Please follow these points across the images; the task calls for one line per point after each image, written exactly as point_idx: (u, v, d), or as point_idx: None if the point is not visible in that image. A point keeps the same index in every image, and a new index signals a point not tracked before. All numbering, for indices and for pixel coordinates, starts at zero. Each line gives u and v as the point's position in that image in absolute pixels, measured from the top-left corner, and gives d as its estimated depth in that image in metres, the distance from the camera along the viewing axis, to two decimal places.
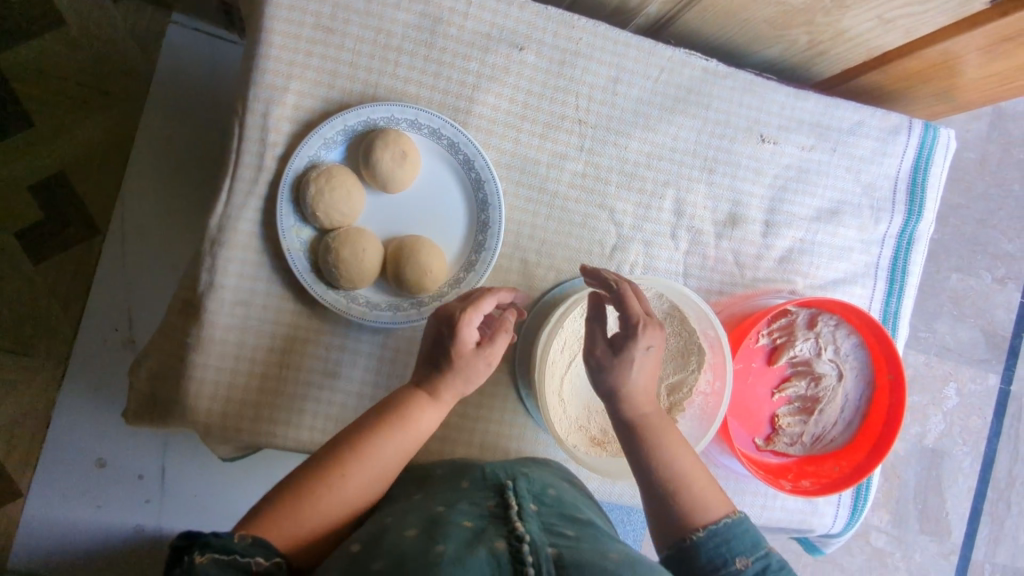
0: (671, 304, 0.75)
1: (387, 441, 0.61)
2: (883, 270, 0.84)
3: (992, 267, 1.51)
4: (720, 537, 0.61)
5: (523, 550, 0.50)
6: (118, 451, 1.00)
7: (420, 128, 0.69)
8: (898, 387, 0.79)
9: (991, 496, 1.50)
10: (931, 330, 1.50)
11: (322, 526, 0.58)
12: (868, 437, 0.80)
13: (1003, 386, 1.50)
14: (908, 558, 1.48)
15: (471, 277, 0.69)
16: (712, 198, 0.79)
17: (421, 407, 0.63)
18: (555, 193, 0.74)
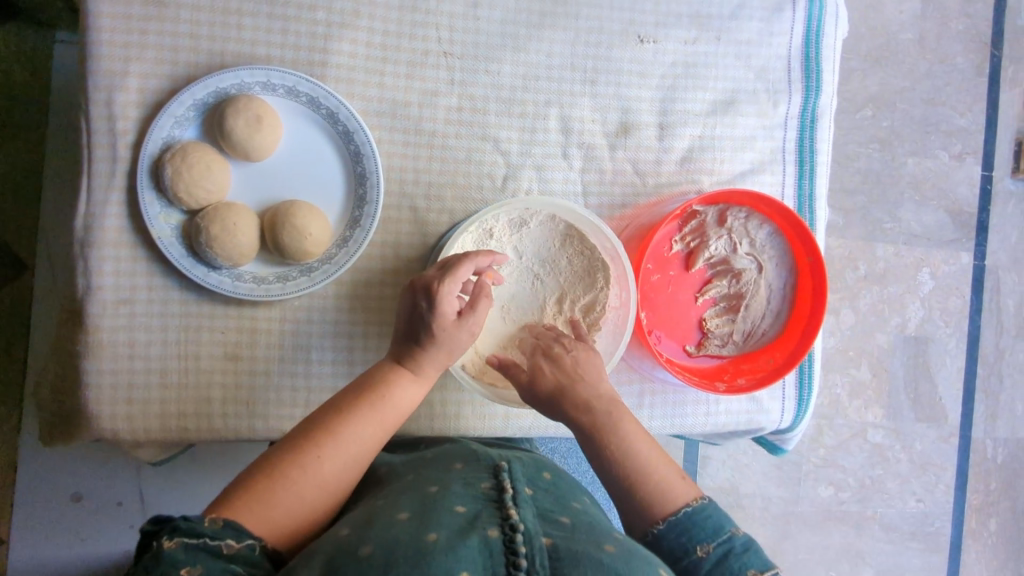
0: (566, 224, 0.70)
1: (363, 418, 0.61)
2: (791, 153, 0.81)
3: (947, 145, 1.52)
4: (681, 527, 0.58)
5: (517, 539, 0.51)
6: (93, 484, 1.05)
7: (275, 89, 0.67)
8: (820, 268, 0.75)
9: (981, 373, 1.54)
10: (898, 219, 1.49)
11: (297, 508, 0.56)
12: (799, 324, 0.77)
13: (977, 262, 1.53)
14: (909, 448, 1.50)
15: (357, 234, 0.69)
16: (600, 109, 0.76)
17: (398, 384, 0.64)
18: (433, 132, 0.72)
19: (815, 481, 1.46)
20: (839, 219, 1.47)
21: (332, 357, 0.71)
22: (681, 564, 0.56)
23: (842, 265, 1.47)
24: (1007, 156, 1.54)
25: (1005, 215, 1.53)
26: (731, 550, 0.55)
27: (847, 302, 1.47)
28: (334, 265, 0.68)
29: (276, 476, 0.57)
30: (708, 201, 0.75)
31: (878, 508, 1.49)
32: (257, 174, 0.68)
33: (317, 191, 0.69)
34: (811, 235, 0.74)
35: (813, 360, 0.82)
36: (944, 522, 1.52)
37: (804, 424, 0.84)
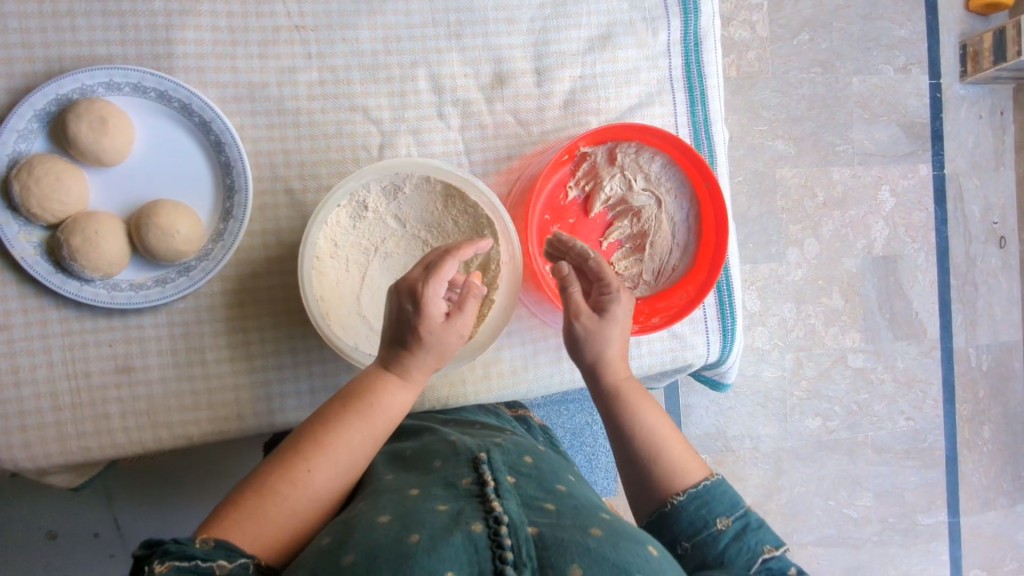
0: (444, 184, 0.67)
1: (351, 429, 0.60)
2: (679, 80, 0.78)
3: (892, 58, 1.47)
4: (701, 500, 0.62)
5: (502, 533, 0.50)
6: (66, 519, 1.07)
7: (120, 88, 0.64)
8: (716, 193, 0.74)
9: (955, 283, 1.51)
10: (849, 140, 1.45)
11: (289, 522, 0.57)
12: (708, 253, 0.75)
13: (937, 172, 1.49)
14: (892, 368, 1.48)
15: (231, 225, 0.67)
16: (470, 63, 0.73)
17: (386, 388, 0.62)
18: (297, 110, 0.69)
19: (802, 415, 1.44)
20: (790, 149, 1.42)
21: (229, 356, 0.69)
22: (699, 536, 0.60)
23: (798, 195, 1.43)
24: (952, 59, 1.49)
25: (958, 120, 1.50)
26: (749, 524, 0.60)
27: (809, 231, 1.43)
28: (212, 261, 0.67)
29: (266, 491, 0.57)
30: (591, 141, 0.73)
31: (868, 432, 1.48)
32: (117, 179, 0.66)
33: (184, 187, 0.67)
34: (700, 159, 0.73)
35: (732, 289, 0.81)
36: (937, 436, 1.51)
37: (735, 355, 0.83)
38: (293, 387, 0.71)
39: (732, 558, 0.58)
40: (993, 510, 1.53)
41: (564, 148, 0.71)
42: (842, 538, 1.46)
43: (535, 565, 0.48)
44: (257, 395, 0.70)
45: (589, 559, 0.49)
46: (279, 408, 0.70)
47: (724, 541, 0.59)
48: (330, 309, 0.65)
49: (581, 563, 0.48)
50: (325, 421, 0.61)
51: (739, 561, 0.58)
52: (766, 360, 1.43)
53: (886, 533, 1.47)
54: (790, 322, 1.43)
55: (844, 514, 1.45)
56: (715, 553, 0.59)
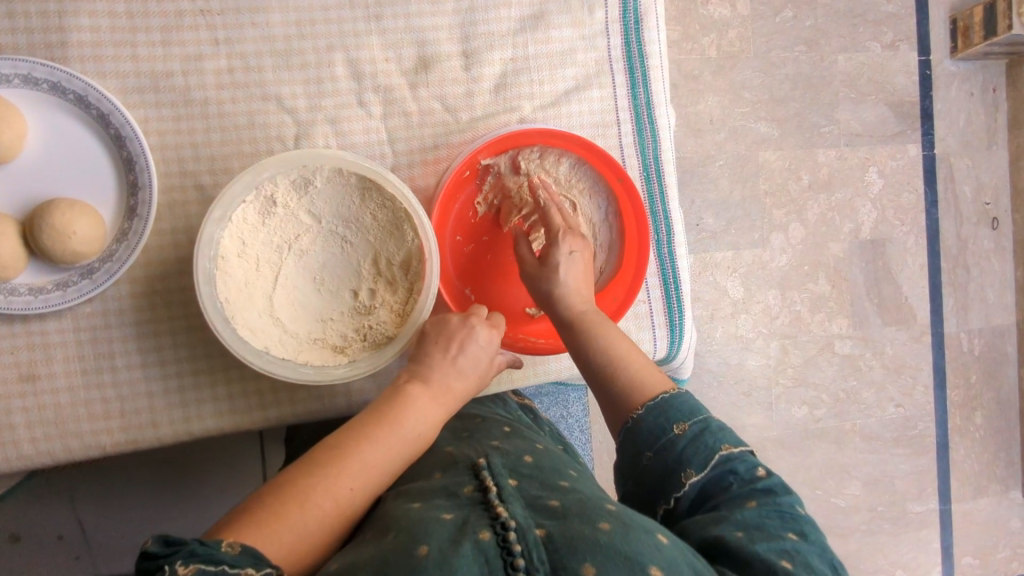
0: (360, 176, 0.64)
1: (380, 447, 0.61)
2: (619, 62, 0.74)
3: (879, 35, 1.41)
4: (660, 410, 0.63)
5: (511, 538, 0.50)
6: (26, 522, 1.01)
7: (9, 80, 0.60)
8: (630, 188, 0.72)
9: (946, 267, 1.46)
10: (835, 120, 1.40)
11: (314, 536, 0.55)
12: (633, 248, 0.75)
13: (927, 153, 1.44)
14: (880, 354, 1.44)
15: (135, 224, 0.63)
16: (392, 46, 0.69)
17: (415, 409, 0.64)
18: (205, 100, 0.65)
19: (788, 404, 1.40)
20: (772, 131, 1.37)
21: (141, 361, 0.66)
22: (659, 442, 0.62)
23: (782, 178, 1.38)
24: (942, 34, 1.43)
25: (949, 98, 1.44)
26: (707, 427, 0.62)
27: (794, 215, 1.39)
28: (117, 262, 0.63)
29: (292, 500, 0.56)
30: (492, 152, 0.71)
31: (856, 419, 1.44)
32: (12, 176, 0.62)
33: (85, 185, 0.63)
34: (606, 156, 0.71)
35: (678, 281, 0.78)
36: (927, 423, 1.46)
37: (686, 349, 0.79)
38: (212, 393, 0.67)
39: (690, 457, 0.60)
40: (985, 496, 1.48)
41: (462, 161, 0.69)
42: (830, 528, 1.42)
43: (548, 569, 0.48)
44: (175, 402, 0.66)
45: (599, 557, 0.48)
46: (198, 415, 0.67)
47: (683, 442, 0.61)
48: (242, 314, 0.61)
49: (593, 561, 0.48)
50: (355, 434, 0.61)
51: (697, 461, 0.60)
52: (750, 349, 1.38)
53: (875, 522, 1.43)
54: (774, 309, 1.39)
55: (833, 505, 1.41)
56: (674, 454, 0.61)
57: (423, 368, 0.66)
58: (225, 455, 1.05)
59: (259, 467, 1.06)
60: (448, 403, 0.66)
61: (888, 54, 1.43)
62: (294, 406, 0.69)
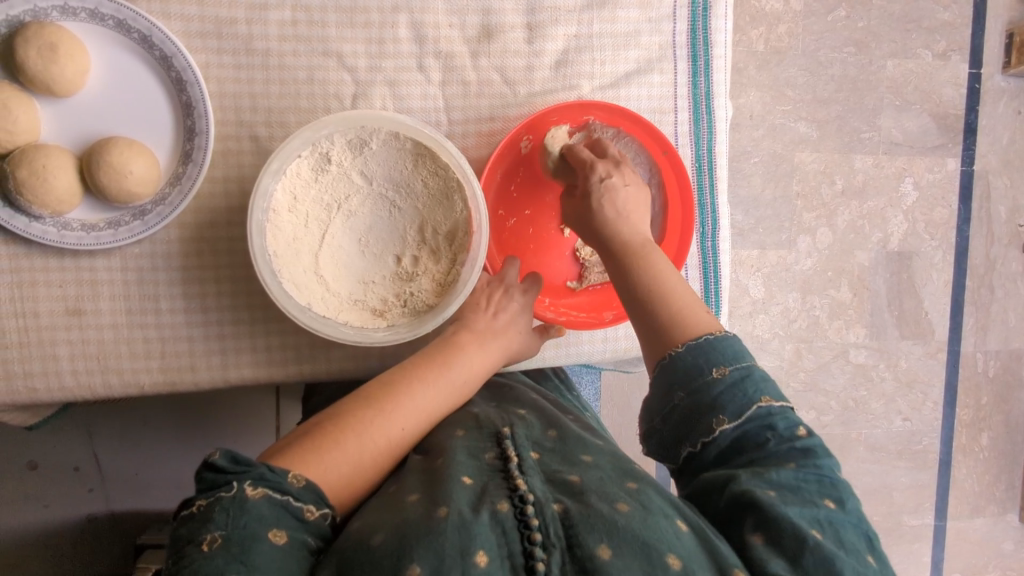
0: (414, 143, 0.64)
1: (432, 393, 0.62)
2: (682, 48, 0.72)
3: (932, 42, 1.38)
4: (701, 350, 0.58)
5: (529, 512, 0.48)
6: (45, 451, 1.03)
7: (76, 14, 0.60)
8: (676, 161, 0.70)
9: (970, 286, 1.44)
10: (877, 127, 1.37)
11: (364, 468, 0.56)
12: (677, 222, 0.72)
13: (965, 168, 1.42)
14: (894, 366, 1.43)
15: (190, 169, 0.63)
16: (456, 13, 0.68)
17: (463, 357, 0.66)
18: (266, 51, 0.65)
19: (796, 407, 1.40)
20: (811, 132, 1.35)
21: (184, 307, 0.66)
22: (694, 383, 0.56)
23: (816, 180, 1.36)
24: (997, 47, 1.40)
25: (995, 115, 1.41)
26: (749, 375, 0.56)
27: (823, 220, 1.37)
28: (169, 206, 0.63)
29: (350, 432, 0.57)
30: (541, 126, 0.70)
31: (862, 429, 1.44)
32: (71, 110, 0.62)
33: (142, 124, 0.64)
34: (652, 126, 0.69)
35: (719, 277, 0.77)
36: (932, 439, 1.46)
37: None
38: (250, 343, 0.68)
39: (725, 404, 0.55)
40: (982, 516, 1.49)
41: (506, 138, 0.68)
42: None
43: (564, 546, 0.47)
44: (214, 349, 0.67)
45: (616, 538, 0.47)
46: (235, 364, 0.68)
47: (720, 387, 0.56)
48: (286, 267, 0.61)
49: (609, 542, 0.47)
50: (408, 373, 0.63)
51: (732, 408, 0.55)
52: (765, 349, 1.38)
53: None
54: (793, 311, 1.38)
55: None
56: (709, 398, 0.56)
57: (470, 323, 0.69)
58: (243, 405, 1.06)
59: (273, 418, 1.08)
60: (493, 357, 0.68)
61: (938, 63, 1.40)
62: (327, 364, 0.69)
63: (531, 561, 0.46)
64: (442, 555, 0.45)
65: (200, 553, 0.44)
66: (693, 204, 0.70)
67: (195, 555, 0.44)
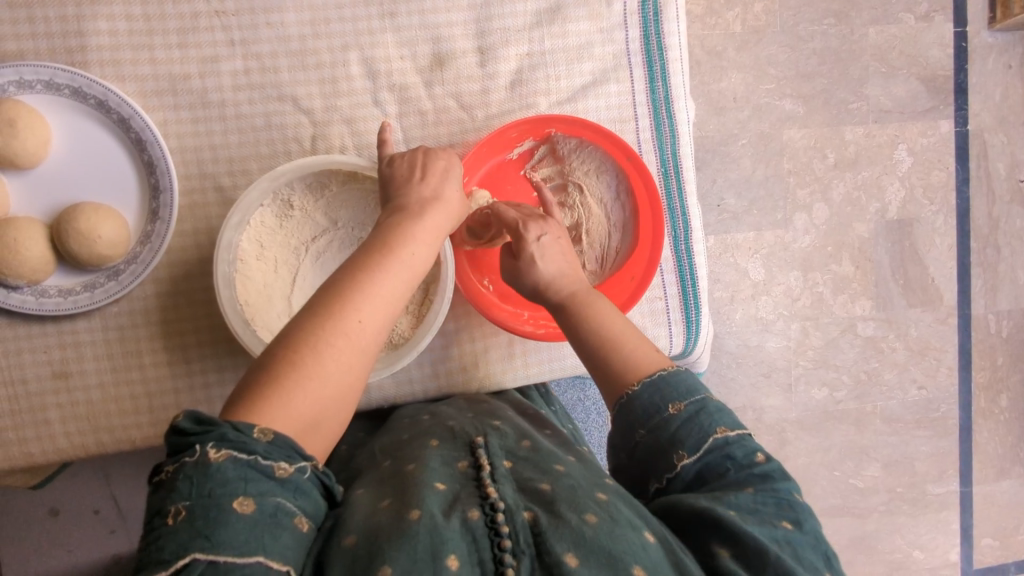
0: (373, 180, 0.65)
1: (365, 304, 0.53)
2: (636, 54, 0.72)
3: (913, 6, 1.36)
4: (655, 386, 0.58)
5: (499, 519, 0.50)
6: (64, 498, 1.06)
7: (33, 87, 0.62)
8: (642, 166, 0.68)
9: (975, 247, 1.42)
10: (864, 97, 1.35)
11: (326, 398, 0.50)
12: (648, 228, 0.70)
13: (959, 129, 1.39)
14: (904, 336, 1.41)
15: (158, 227, 0.64)
16: (406, 44, 0.68)
17: (406, 239, 0.57)
18: (222, 102, 0.66)
19: (808, 385, 1.39)
20: (797, 109, 1.33)
21: (167, 360, 0.67)
22: (654, 420, 0.57)
23: (806, 157, 1.35)
24: (980, 4, 1.37)
25: (984, 72, 1.39)
26: (704, 408, 0.57)
27: (818, 195, 1.36)
28: (141, 264, 0.64)
29: (288, 372, 0.49)
30: (505, 145, 0.69)
31: (877, 401, 1.42)
32: (38, 181, 0.63)
33: (107, 186, 0.65)
34: (614, 135, 0.67)
35: (696, 279, 0.76)
36: (950, 405, 1.44)
37: (702, 345, 0.78)
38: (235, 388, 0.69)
39: (683, 440, 0.56)
40: (1009, 478, 1.47)
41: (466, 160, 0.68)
42: (847, 509, 1.42)
43: (533, 553, 0.48)
44: (200, 398, 0.68)
45: (584, 549, 0.48)
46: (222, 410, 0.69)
47: (677, 424, 0.56)
48: (261, 313, 0.62)
49: (576, 552, 0.48)
50: (346, 275, 0.54)
51: (690, 442, 0.56)
52: (770, 330, 1.37)
53: (893, 503, 1.43)
54: (795, 290, 1.37)
55: (850, 485, 1.41)
56: (667, 436, 0.56)
57: (400, 223, 0.58)
58: None
59: None
60: (439, 227, 0.60)
61: (922, 25, 1.37)
62: None
63: (500, 566, 0.47)
64: (414, 558, 0.47)
65: (166, 526, 0.42)
66: (662, 207, 0.68)
67: (161, 528, 0.42)
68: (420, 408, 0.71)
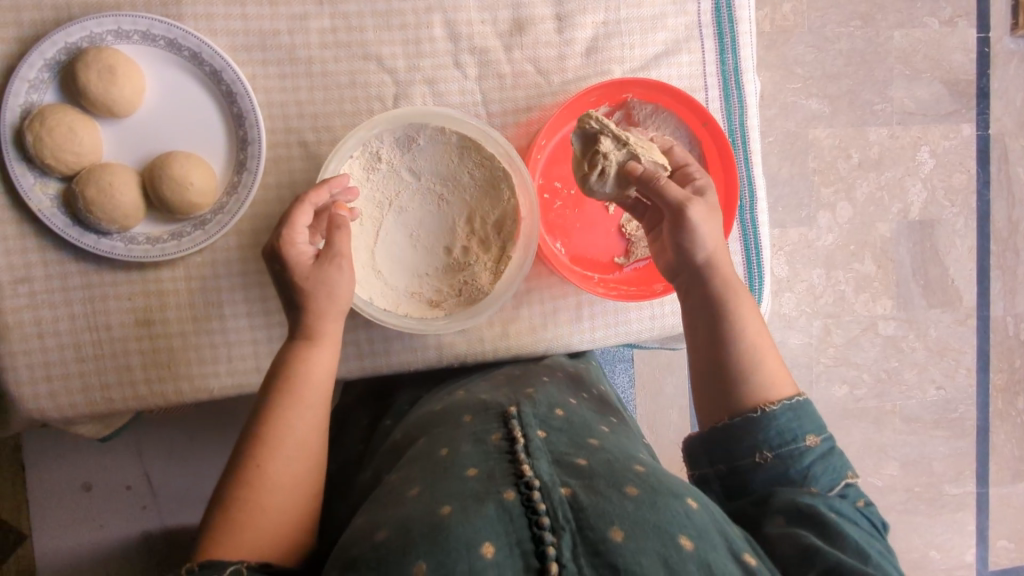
0: (458, 136, 0.66)
1: (267, 450, 0.59)
2: (707, 26, 0.74)
3: (938, 10, 1.38)
4: (795, 413, 0.61)
5: (535, 497, 0.50)
6: (97, 473, 1.07)
7: (130, 37, 0.63)
8: (717, 131, 0.70)
9: (995, 250, 1.44)
10: (888, 99, 1.38)
11: (275, 521, 0.57)
12: (721, 194, 0.73)
13: (981, 133, 1.42)
14: (923, 336, 1.43)
15: (246, 177, 0.66)
16: (488, 8, 0.70)
17: (309, 363, 0.62)
18: (309, 58, 0.67)
19: (829, 382, 1.40)
20: (824, 108, 1.35)
21: (247, 311, 0.69)
22: (788, 447, 0.59)
23: (831, 156, 1.37)
24: (1004, 10, 1.40)
25: (1007, 77, 1.41)
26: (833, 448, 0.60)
27: (842, 194, 1.38)
28: (228, 214, 0.66)
29: (234, 512, 0.57)
30: (582, 109, 0.72)
31: (897, 401, 1.43)
32: (131, 130, 0.65)
33: (195, 137, 0.66)
34: (692, 98, 0.69)
35: (761, 248, 0.77)
36: (969, 406, 1.45)
37: (763, 316, 0.79)
38: None
39: (817, 476, 0.58)
40: None
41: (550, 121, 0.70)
42: None
43: (574, 528, 0.48)
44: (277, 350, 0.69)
45: (628, 521, 0.48)
46: None
47: (811, 456, 0.59)
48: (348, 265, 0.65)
49: (621, 525, 0.48)
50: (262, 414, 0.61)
51: (823, 481, 0.58)
52: (794, 327, 1.38)
53: (910, 501, 1.43)
54: (818, 289, 1.38)
55: (869, 483, 1.42)
56: (800, 467, 0.58)
57: (298, 350, 0.62)
58: None
59: None
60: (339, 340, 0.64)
61: (946, 30, 1.40)
62: (388, 359, 0.71)
63: (541, 545, 0.47)
64: (447, 548, 0.47)
65: None
66: (736, 171, 0.71)
67: None
68: (463, 384, 0.75)
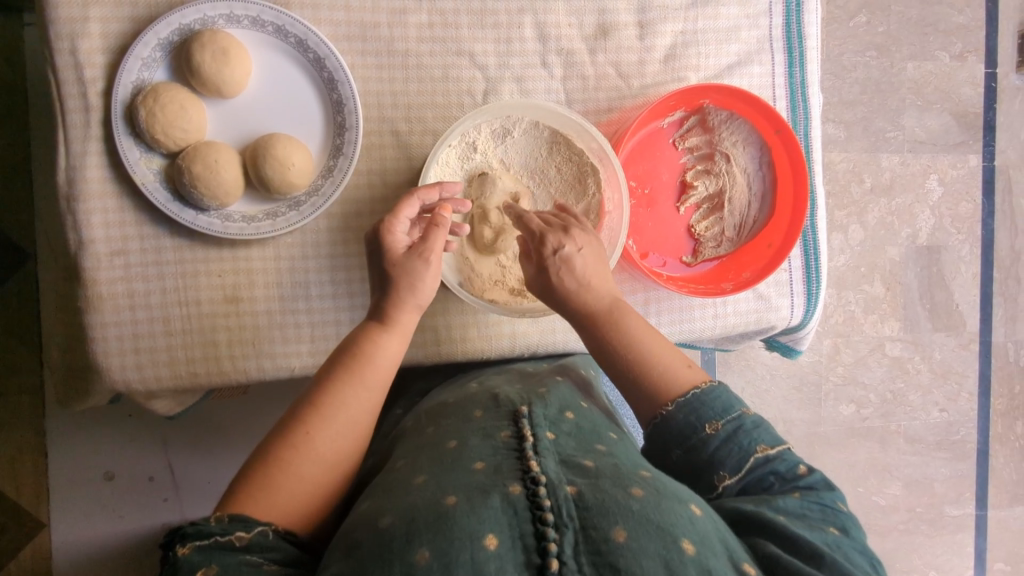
0: (551, 130, 0.72)
1: (320, 419, 0.57)
2: (778, 40, 0.78)
3: (948, 46, 1.41)
4: (691, 407, 0.60)
5: (541, 492, 0.47)
6: (120, 461, 1.04)
7: (239, 21, 0.65)
8: (790, 137, 0.75)
9: (997, 278, 1.45)
10: (901, 127, 1.39)
11: (310, 491, 0.55)
12: (787, 198, 0.77)
13: (987, 164, 1.43)
14: (929, 359, 1.41)
15: (342, 162, 0.67)
16: (575, 12, 0.73)
17: (382, 348, 0.61)
18: (406, 51, 0.70)
19: (837, 400, 1.38)
20: (839, 133, 1.37)
21: (333, 292, 0.70)
22: (688, 443, 0.59)
23: (845, 180, 1.37)
24: (1010, 48, 1.42)
25: (1012, 112, 1.43)
26: (742, 426, 0.59)
27: (854, 217, 1.37)
28: (322, 197, 0.67)
29: (271, 470, 0.54)
30: (661, 112, 0.75)
31: (901, 422, 1.41)
32: (236, 112, 0.67)
33: (296, 122, 0.68)
34: (768, 105, 0.73)
35: (819, 253, 0.81)
36: (969, 429, 1.44)
37: (816, 320, 0.82)
38: None
39: (724, 460, 0.58)
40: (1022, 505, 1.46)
41: (636, 121, 0.73)
42: (868, 526, 1.39)
43: (578, 527, 0.45)
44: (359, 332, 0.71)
45: (633, 523, 0.46)
46: None
47: (714, 444, 0.58)
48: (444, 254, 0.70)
49: (625, 526, 0.45)
50: (323, 384, 0.59)
51: (731, 464, 0.57)
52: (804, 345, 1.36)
53: (912, 522, 1.40)
54: (829, 308, 1.37)
55: (872, 502, 1.38)
56: (706, 456, 0.58)
57: (372, 332, 0.62)
58: None
59: None
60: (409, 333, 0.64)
61: (956, 64, 1.42)
62: (465, 345, 0.73)
63: (544, 542, 0.44)
64: (450, 537, 0.45)
65: None
66: (807, 175, 0.75)
67: None
68: (474, 377, 0.73)
